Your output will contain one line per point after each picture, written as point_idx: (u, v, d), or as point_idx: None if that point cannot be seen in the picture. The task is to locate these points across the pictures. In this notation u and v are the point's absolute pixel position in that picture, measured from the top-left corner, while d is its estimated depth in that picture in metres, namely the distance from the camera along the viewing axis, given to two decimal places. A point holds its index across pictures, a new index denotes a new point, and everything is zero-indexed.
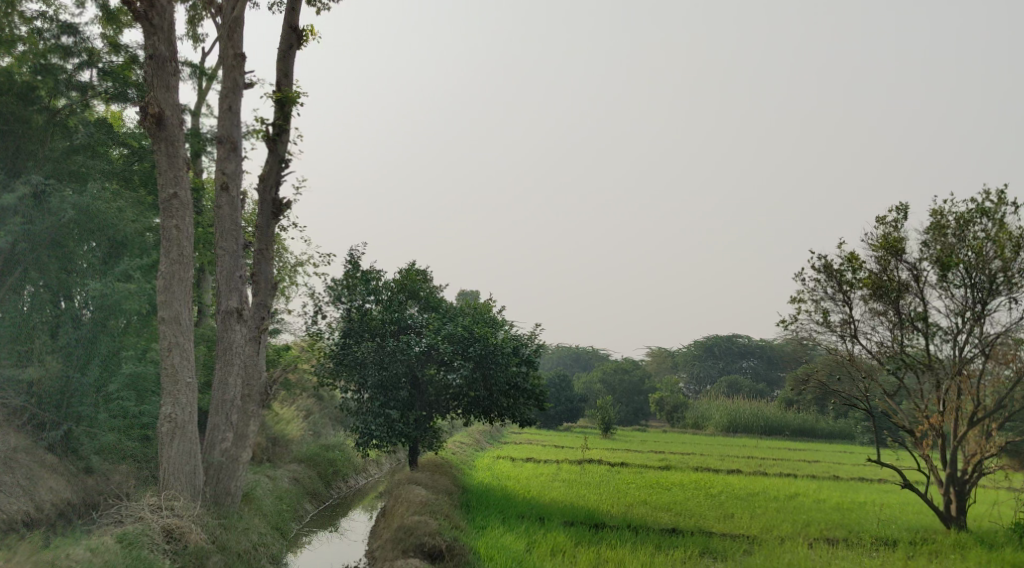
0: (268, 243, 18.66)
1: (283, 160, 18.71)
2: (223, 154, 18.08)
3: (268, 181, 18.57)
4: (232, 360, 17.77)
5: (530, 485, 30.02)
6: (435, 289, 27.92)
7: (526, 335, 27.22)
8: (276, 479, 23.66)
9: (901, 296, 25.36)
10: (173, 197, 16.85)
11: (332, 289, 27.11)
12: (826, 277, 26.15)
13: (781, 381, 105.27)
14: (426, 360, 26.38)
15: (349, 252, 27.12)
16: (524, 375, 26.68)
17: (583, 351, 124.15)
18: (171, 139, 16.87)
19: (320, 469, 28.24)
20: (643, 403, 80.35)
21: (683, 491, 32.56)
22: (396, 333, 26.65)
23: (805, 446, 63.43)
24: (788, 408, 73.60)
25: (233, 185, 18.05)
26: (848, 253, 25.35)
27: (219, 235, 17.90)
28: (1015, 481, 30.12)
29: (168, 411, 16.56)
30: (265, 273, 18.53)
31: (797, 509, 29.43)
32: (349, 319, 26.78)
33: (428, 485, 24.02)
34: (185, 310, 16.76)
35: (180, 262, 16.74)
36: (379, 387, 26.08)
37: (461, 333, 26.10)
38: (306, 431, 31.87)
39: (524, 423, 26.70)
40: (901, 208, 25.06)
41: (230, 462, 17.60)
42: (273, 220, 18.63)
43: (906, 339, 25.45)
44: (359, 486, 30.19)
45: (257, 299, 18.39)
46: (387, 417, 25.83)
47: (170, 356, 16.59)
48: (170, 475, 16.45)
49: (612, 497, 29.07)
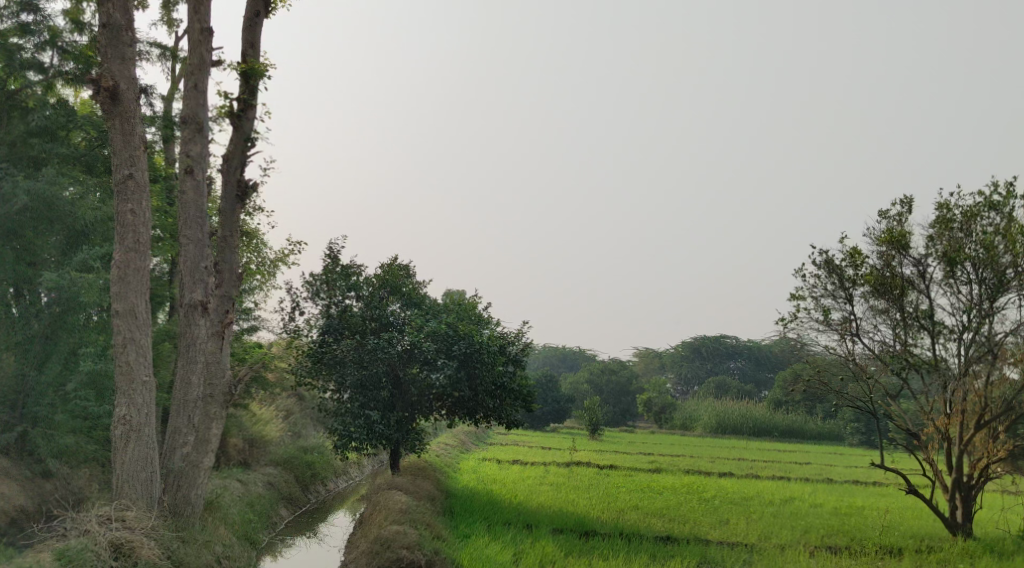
0: (233, 230, 17.46)
1: (249, 139, 17.52)
2: (188, 135, 16.85)
3: (235, 163, 17.36)
4: (195, 357, 16.55)
5: (517, 490, 28.83)
6: (418, 285, 26.65)
7: (513, 333, 26.08)
8: (249, 484, 22.40)
9: (904, 292, 24.35)
10: (128, 178, 15.59)
11: (310, 284, 25.84)
12: (826, 274, 25.13)
13: (769, 382, 104.50)
14: (408, 359, 25.11)
15: (328, 245, 25.89)
16: (511, 375, 25.55)
17: (570, 351, 123.00)
18: (126, 116, 15.63)
19: (298, 472, 26.90)
20: (631, 404, 79.30)
21: (675, 495, 31.47)
22: (378, 331, 25.50)
23: (795, 447, 62.54)
24: (778, 409, 72.71)
25: (198, 169, 16.84)
26: (850, 248, 24.34)
27: (182, 222, 16.67)
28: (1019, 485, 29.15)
29: (123, 413, 15.31)
30: (230, 261, 17.32)
31: (795, 514, 28.38)
32: (328, 316, 25.59)
33: (409, 490, 22.83)
34: (142, 303, 15.54)
35: (136, 250, 15.52)
36: (358, 387, 24.92)
37: (445, 331, 24.91)
38: (284, 432, 30.56)
39: (511, 425, 25.53)
40: (905, 201, 24.04)
41: (191, 468, 16.34)
42: (239, 204, 17.42)
43: (910, 339, 24.43)
44: (338, 490, 28.92)
45: (221, 290, 17.18)
46: (366, 419, 24.59)
47: (125, 352, 15.35)
48: (124, 483, 15.20)
49: (602, 502, 27.93)
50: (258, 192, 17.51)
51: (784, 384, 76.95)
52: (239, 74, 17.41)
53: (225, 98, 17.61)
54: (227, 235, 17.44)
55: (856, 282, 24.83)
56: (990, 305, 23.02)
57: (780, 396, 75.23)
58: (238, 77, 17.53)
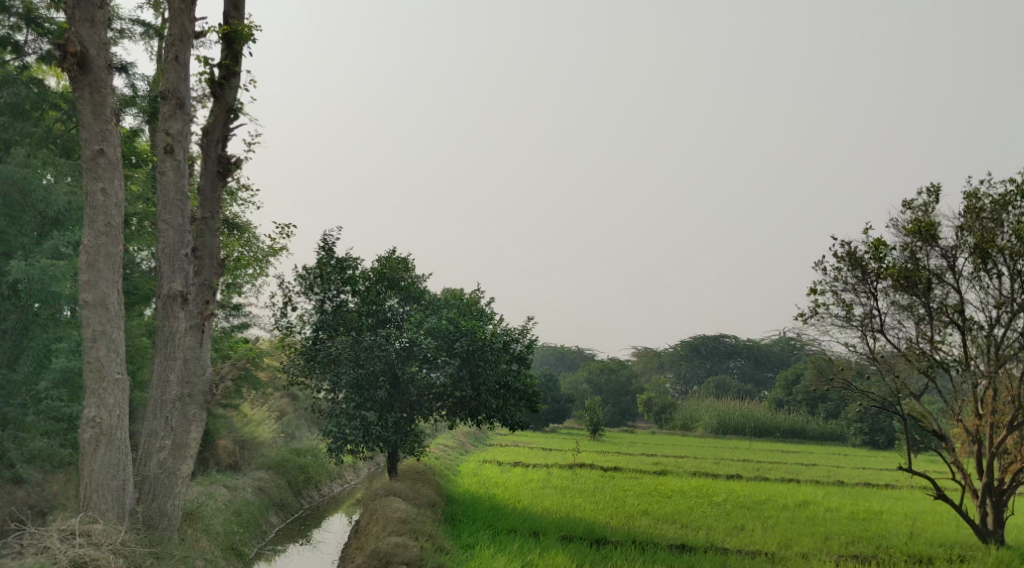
0: (213, 211, 16.21)
1: (232, 110, 16.25)
2: (168, 111, 15.52)
3: (216, 137, 16.10)
4: (173, 353, 15.28)
5: (521, 494, 27.56)
6: (417, 279, 25.30)
7: (517, 330, 24.79)
8: (237, 490, 21.04)
9: (929, 286, 23.08)
10: (99, 155, 14.34)
11: (304, 278, 24.45)
12: (848, 266, 23.82)
13: (770, 382, 103.30)
14: (407, 357, 23.71)
15: (322, 237, 24.57)
16: (515, 374, 24.27)
17: (569, 351, 121.54)
18: (95, 85, 14.36)
19: (290, 476, 25.47)
20: (631, 404, 77.93)
21: (685, 498, 30.22)
22: (375, 328, 24.22)
23: (799, 447, 61.31)
24: (780, 410, 71.50)
25: (179, 148, 15.55)
26: (873, 239, 23.02)
27: (161, 205, 15.37)
28: None
29: (92, 414, 14.01)
30: (210, 245, 16.07)
31: (812, 519, 27.15)
32: (322, 312, 24.29)
33: (408, 496, 21.50)
34: (113, 293, 14.25)
35: (107, 235, 14.25)
36: (354, 386, 23.37)
37: (446, 327, 23.53)
38: (277, 434, 29.21)
39: (515, 427, 24.23)
40: (932, 189, 22.74)
41: (167, 475, 15.01)
42: (220, 182, 16.15)
43: (937, 335, 23.11)
44: (332, 494, 27.56)
45: (200, 278, 15.92)
46: (362, 420, 23.18)
47: (95, 348, 14.04)
48: (92, 493, 13.90)
49: (609, 507, 26.62)
50: (241, 168, 16.24)
51: (787, 384, 75.66)
52: (221, 38, 16.13)
53: (206, 67, 16.31)
54: (208, 218, 16.16)
55: (878, 276, 23.56)
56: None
57: (783, 396, 74.06)
58: (220, 42, 16.29)
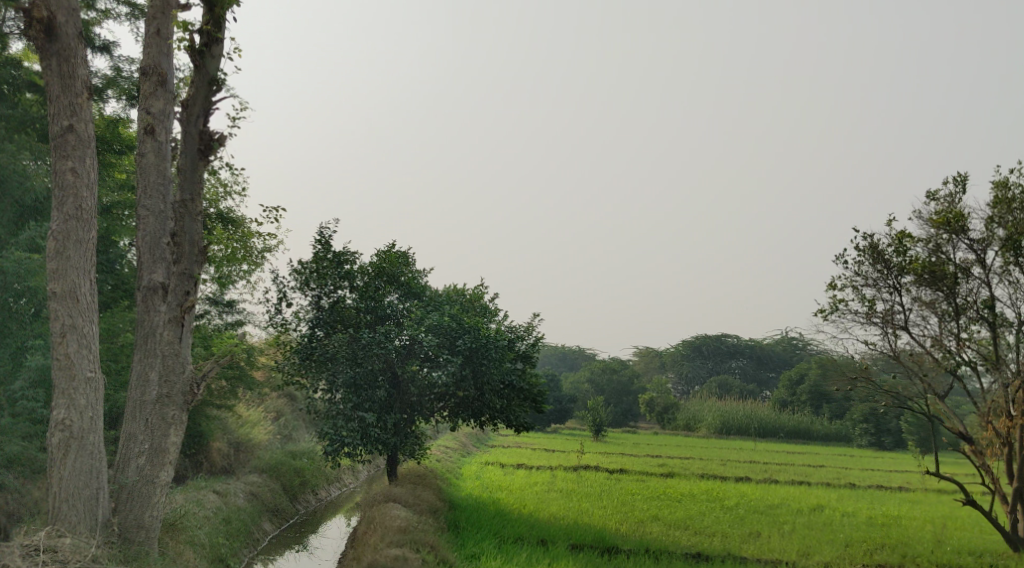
0: (195, 194, 15.08)
1: (214, 82, 15.17)
2: (149, 88, 14.70)
3: (196, 112, 15.08)
4: (153, 350, 14.39)
5: (526, 498, 26.44)
6: (418, 274, 24.18)
7: (522, 327, 23.72)
8: (228, 495, 19.95)
9: (957, 281, 21.99)
10: (68, 131, 13.76)
11: (299, 273, 23.34)
12: (870, 259, 22.71)
13: (771, 382, 102.21)
14: (407, 356, 22.62)
15: (319, 230, 23.44)
16: (520, 373, 23.17)
17: (569, 350, 120.37)
18: (63, 54, 13.76)
19: (285, 480, 24.33)
20: (632, 404, 76.80)
21: (695, 502, 29.11)
22: (374, 324, 23.14)
23: (805, 448, 60.20)
24: (784, 410, 70.40)
25: (160, 128, 14.77)
26: (897, 231, 21.89)
27: (141, 190, 14.64)
28: None
29: (61, 417, 13.36)
30: (191, 232, 14.95)
31: (829, 525, 26.09)
32: (319, 308, 23.23)
33: (408, 502, 20.41)
34: (85, 282, 13.65)
35: (77, 219, 13.69)
36: (351, 386, 22.17)
37: (448, 324, 22.37)
38: (273, 435, 28.09)
39: (521, 429, 23.15)
40: (958, 179, 21.59)
41: (145, 484, 14.07)
42: (201, 162, 15.17)
43: (963, 332, 22.05)
44: (330, 499, 26.43)
45: (180, 267, 14.84)
46: (360, 421, 21.84)
47: (64, 343, 13.41)
48: (62, 503, 13.21)
49: (618, 512, 25.51)
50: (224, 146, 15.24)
51: (791, 384, 74.48)
52: (202, 2, 15.03)
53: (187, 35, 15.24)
54: (188, 201, 15.07)
55: (902, 269, 22.42)
56: None
57: (786, 397, 73.05)
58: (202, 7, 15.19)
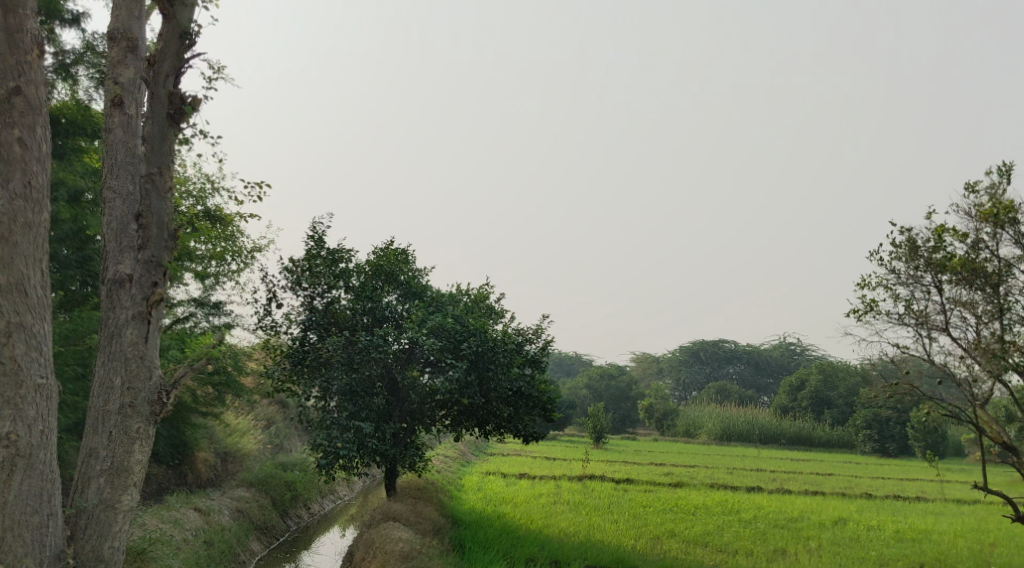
0: (163, 169, 13.84)
1: (184, 37, 14.11)
2: (118, 56, 13.61)
3: (164, 71, 13.98)
4: (115, 353, 12.94)
5: (533, 512, 24.77)
6: (418, 272, 22.51)
7: (531, 330, 22.07)
8: (211, 513, 18.24)
9: (1001, 278, 20.39)
10: (16, 95, 12.22)
11: (290, 271, 21.63)
12: (905, 256, 21.05)
13: (770, 388, 100.69)
14: (407, 361, 20.97)
15: (311, 224, 21.79)
16: (529, 379, 21.52)
17: (568, 356, 118.50)
18: (12, 7, 12.27)
19: (275, 495, 22.51)
20: (632, 410, 74.93)
21: (711, 515, 27.47)
22: (372, 327, 21.41)
23: (811, 455, 58.57)
24: (787, 416, 68.78)
25: (129, 101, 13.55)
26: (937, 226, 20.17)
27: (107, 169, 13.39)
28: None
29: (7, 431, 11.75)
30: (159, 210, 13.61)
31: (857, 541, 24.49)
32: (311, 310, 21.50)
33: (410, 521, 18.77)
34: (34, 273, 12.07)
35: (26, 197, 12.13)
36: (347, 393, 20.39)
37: (451, 325, 20.68)
38: (263, 444, 26.34)
39: (530, 439, 21.48)
40: (1002, 168, 19.87)
41: (105, 509, 12.60)
42: (170, 128, 13.99)
43: (1008, 334, 20.42)
44: (324, 513, 24.69)
45: (148, 251, 13.44)
46: (357, 432, 19.96)
47: (9, 345, 11.78)
48: (5, 532, 11.58)
49: (634, 528, 23.86)
50: (195, 109, 14.05)
51: (789, 390, 72.81)
52: None
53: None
54: (155, 176, 13.79)
55: (940, 267, 20.90)
56: None
57: (787, 402, 71.50)
58: None
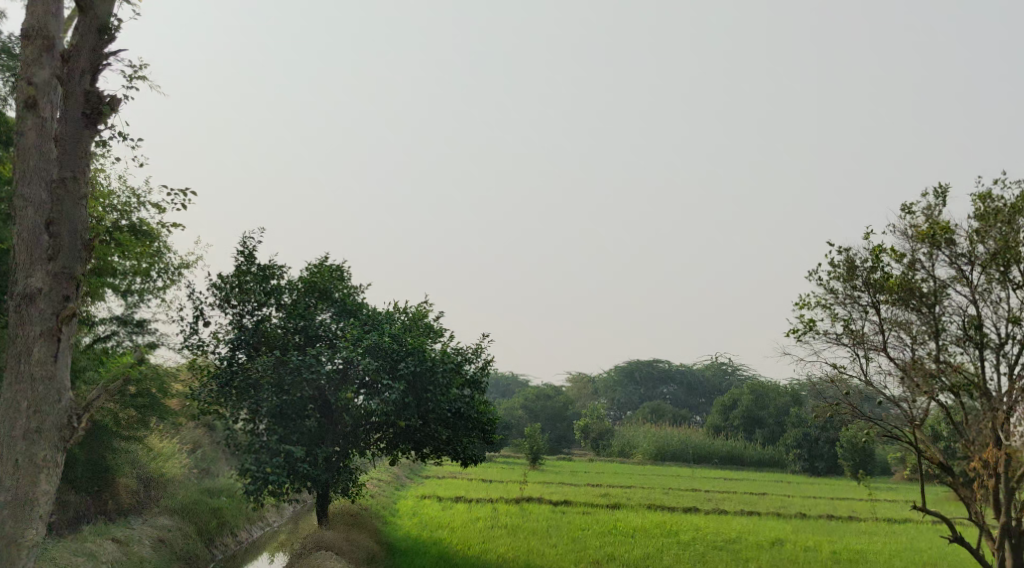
0: (79, 173, 13.10)
1: (104, 31, 13.38)
2: (33, 54, 13.05)
3: (81, 66, 13.27)
4: (20, 373, 12.34)
5: (470, 537, 24.17)
6: (353, 290, 21.83)
7: (469, 349, 21.59)
8: (131, 544, 17.33)
9: (937, 299, 20.47)
10: None
11: (218, 288, 20.80)
12: (843, 276, 21.06)
13: (703, 408, 101.41)
14: (340, 382, 20.07)
15: (242, 239, 21.03)
16: (468, 400, 21.00)
17: (504, 376, 117.97)
18: None
19: (200, 522, 21.53)
20: (567, 430, 74.60)
21: (650, 537, 27.17)
22: (304, 346, 20.59)
23: (744, 474, 58.85)
24: (720, 435, 69.14)
25: (43, 101, 12.96)
26: (875, 246, 20.19)
27: (17, 175, 12.79)
28: None
29: None
30: (71, 218, 12.91)
31: (795, 563, 24.39)
32: (240, 328, 20.69)
33: (343, 551, 18.10)
34: None
35: None
36: (277, 416, 19.61)
37: (386, 345, 20.05)
38: (188, 469, 25.28)
39: (469, 462, 20.94)
40: (939, 190, 19.96)
41: (6, 545, 11.95)
42: (86, 128, 13.26)
43: (944, 354, 20.48)
44: (252, 541, 23.77)
45: (59, 262, 12.78)
46: (287, 456, 19.17)
47: None
48: None
49: (573, 552, 23.42)
50: (113, 108, 13.32)
51: (723, 410, 73.06)
52: None
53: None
54: (70, 180, 13.05)
55: (878, 287, 20.92)
56: None
57: (720, 422, 71.91)
58: None
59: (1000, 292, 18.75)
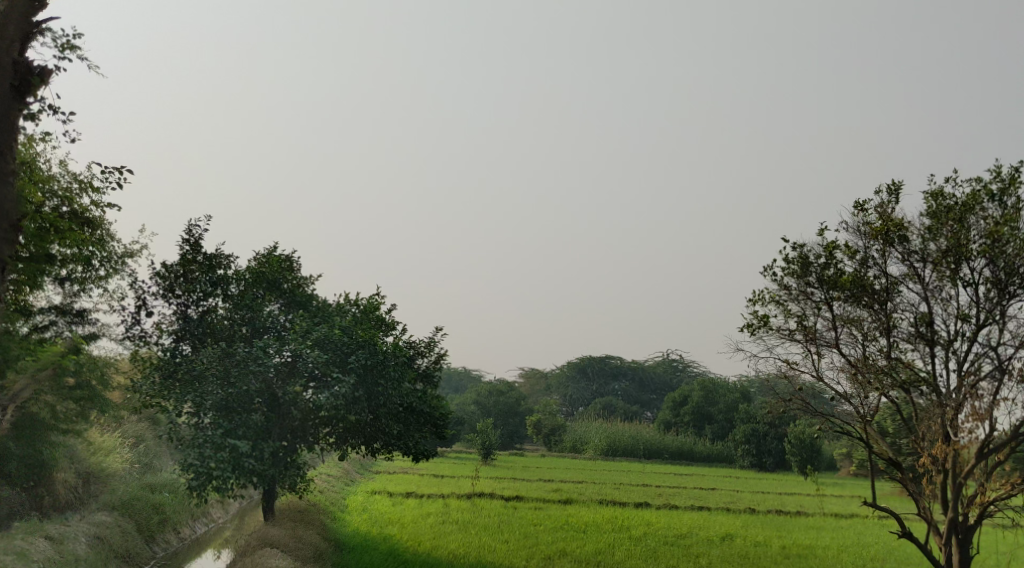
0: (7, 146, 15.16)
1: (27, 11, 15.19)
2: None
3: (7, 43, 15.10)
4: None
5: (420, 533, 23.82)
6: (303, 281, 21.34)
7: (423, 342, 21.22)
8: (65, 542, 16.78)
9: (889, 296, 20.53)
10: None
11: (162, 277, 20.20)
12: (798, 272, 21.06)
13: (654, 403, 101.94)
14: (289, 375, 19.56)
15: (188, 227, 20.44)
16: (420, 394, 20.64)
17: (457, 371, 117.55)
18: None
19: (141, 519, 20.93)
20: (520, 425, 74.48)
21: (602, 533, 27.07)
22: (252, 338, 20.08)
23: (694, 469, 59.16)
24: (671, 431, 69.48)
25: None
26: (829, 242, 20.22)
27: None
28: (984, 546, 26.07)
29: None
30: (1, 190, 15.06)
31: (746, 558, 24.43)
32: (185, 319, 20.12)
33: (288, 548, 17.69)
34: None
35: None
36: (222, 409, 19.07)
37: (336, 337, 19.61)
38: (131, 464, 24.60)
39: (421, 457, 20.59)
40: (892, 186, 20.02)
41: None
42: (14, 103, 15.19)
43: (896, 351, 20.55)
44: (197, 537, 23.20)
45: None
46: (232, 450, 18.64)
47: None
48: None
49: (525, 548, 23.18)
50: (37, 84, 15.24)
51: (674, 405, 73.43)
52: None
53: None
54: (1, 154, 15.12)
55: (831, 284, 20.93)
56: (1001, 314, 18.52)
57: (671, 418, 72.23)
58: None
59: (951, 290, 18.85)
